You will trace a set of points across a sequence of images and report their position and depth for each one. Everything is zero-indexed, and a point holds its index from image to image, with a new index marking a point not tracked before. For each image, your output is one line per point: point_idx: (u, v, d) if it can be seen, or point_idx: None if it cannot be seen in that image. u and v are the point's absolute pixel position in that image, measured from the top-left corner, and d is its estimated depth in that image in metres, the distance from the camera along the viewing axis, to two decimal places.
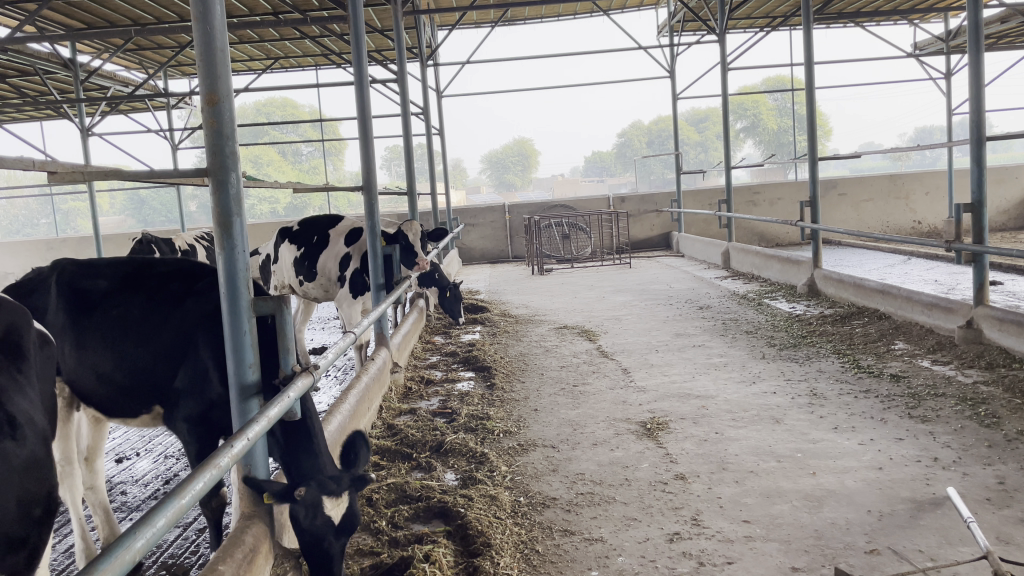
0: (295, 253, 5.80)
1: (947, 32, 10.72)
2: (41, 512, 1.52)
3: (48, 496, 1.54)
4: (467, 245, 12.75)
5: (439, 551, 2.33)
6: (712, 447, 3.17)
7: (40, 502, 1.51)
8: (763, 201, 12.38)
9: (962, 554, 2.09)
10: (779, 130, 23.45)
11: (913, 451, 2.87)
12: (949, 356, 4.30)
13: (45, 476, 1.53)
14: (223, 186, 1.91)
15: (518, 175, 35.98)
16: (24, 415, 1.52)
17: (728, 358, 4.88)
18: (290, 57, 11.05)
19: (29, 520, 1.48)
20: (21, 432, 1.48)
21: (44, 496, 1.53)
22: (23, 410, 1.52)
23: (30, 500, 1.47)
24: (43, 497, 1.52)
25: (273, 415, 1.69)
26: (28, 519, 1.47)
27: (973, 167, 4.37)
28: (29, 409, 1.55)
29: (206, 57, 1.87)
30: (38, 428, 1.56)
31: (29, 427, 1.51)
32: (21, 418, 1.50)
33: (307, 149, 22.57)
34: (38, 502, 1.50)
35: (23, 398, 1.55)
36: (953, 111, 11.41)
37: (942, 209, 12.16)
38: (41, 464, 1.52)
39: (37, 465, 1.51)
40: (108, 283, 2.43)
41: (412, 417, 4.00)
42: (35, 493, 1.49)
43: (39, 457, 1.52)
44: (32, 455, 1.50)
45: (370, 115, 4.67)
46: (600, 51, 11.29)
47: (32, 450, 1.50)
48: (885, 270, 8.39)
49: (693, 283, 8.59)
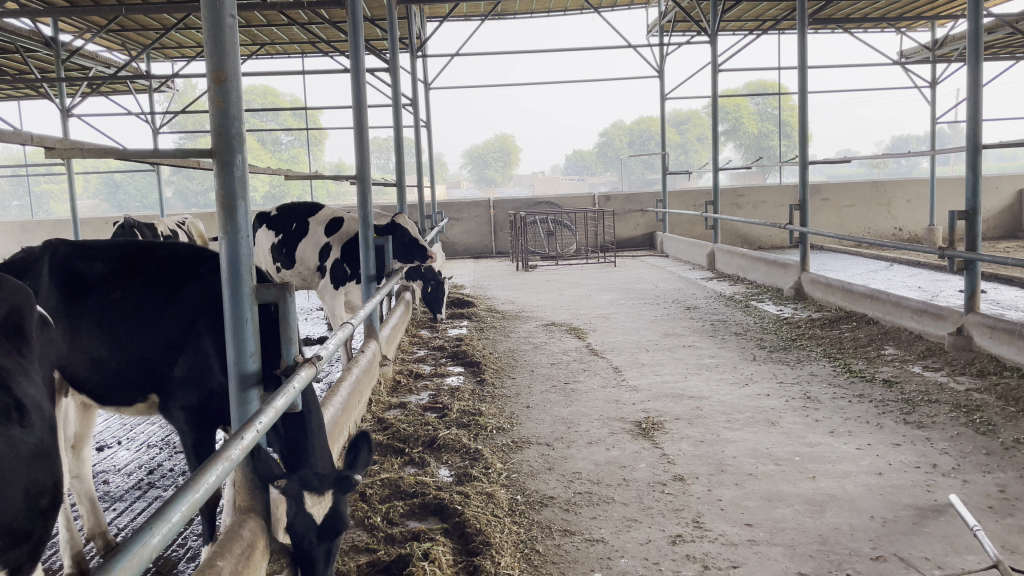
0: (273, 240, 5.71)
1: (935, 41, 10.80)
2: (48, 504, 1.42)
3: (55, 487, 1.45)
4: (451, 239, 12.65)
5: (438, 548, 2.28)
6: (708, 448, 3.14)
7: (48, 493, 1.42)
8: (747, 204, 12.43)
9: (969, 563, 2.08)
10: (760, 134, 23.58)
11: (911, 458, 2.87)
12: (940, 363, 4.32)
13: (52, 466, 1.43)
14: (229, 168, 1.83)
15: (500, 172, 35.71)
16: (31, 402, 1.43)
17: (718, 358, 4.87)
18: (277, 43, 10.85)
19: (35, 513, 1.38)
20: (29, 418, 1.40)
21: (51, 487, 1.43)
22: (30, 396, 1.44)
23: (38, 490, 1.39)
24: (50, 488, 1.43)
25: (279, 406, 1.62)
26: (34, 511, 1.38)
27: (970, 174, 4.38)
28: (36, 396, 1.47)
29: (214, 33, 1.78)
30: (44, 413, 1.47)
31: (36, 414, 1.43)
32: (29, 404, 1.41)
33: (288, 137, 22.32)
34: (45, 492, 1.41)
35: (30, 383, 1.46)
36: (937, 120, 11.53)
37: (923, 217, 12.30)
38: (48, 453, 1.43)
39: (45, 453, 1.42)
40: (104, 267, 2.32)
41: (401, 411, 3.92)
42: (42, 483, 1.40)
43: (47, 446, 1.43)
44: (40, 442, 1.41)
45: (365, 103, 4.57)
46: (590, 49, 11.23)
47: (40, 437, 1.41)
48: (870, 275, 8.45)
49: (678, 283, 8.60)
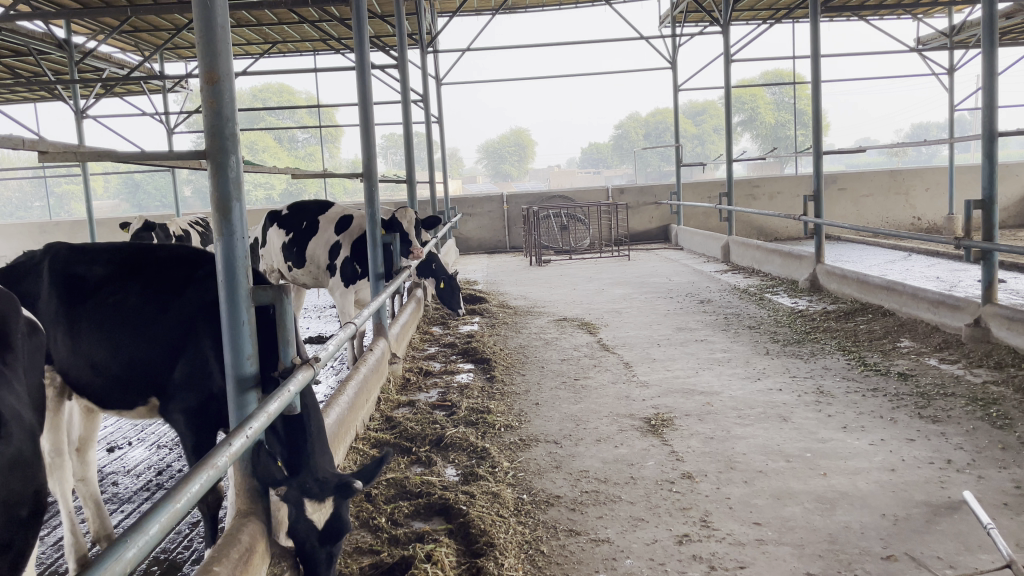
0: (284, 239, 5.72)
1: (953, 27, 10.59)
2: (27, 514, 1.39)
3: (36, 496, 1.42)
4: (465, 234, 12.64)
5: (441, 550, 2.26)
6: (718, 445, 3.10)
7: (27, 502, 1.38)
8: (763, 195, 12.31)
9: (983, 562, 2.03)
10: (777, 124, 23.36)
11: (925, 453, 2.81)
12: (957, 355, 4.23)
13: (32, 475, 1.40)
14: (223, 169, 1.82)
15: (515, 166, 35.68)
16: (10, 411, 1.41)
17: (731, 353, 4.81)
18: (289, 41, 10.86)
19: (14, 522, 1.35)
20: (7, 428, 1.37)
21: (31, 496, 1.40)
22: (8, 405, 1.41)
23: (16, 500, 1.35)
24: (31, 496, 1.40)
25: (272, 410, 1.61)
26: (13, 520, 1.35)
27: (985, 162, 4.29)
28: (15, 404, 1.44)
29: (205, 34, 1.77)
30: (25, 423, 1.44)
31: (15, 423, 1.40)
32: (8, 414, 1.39)
33: (303, 135, 22.44)
34: (25, 501, 1.38)
35: (9, 393, 1.44)
36: (956, 107, 11.32)
37: (942, 206, 12.09)
38: (29, 462, 1.41)
39: (24, 463, 1.39)
40: (102, 270, 2.35)
41: (410, 409, 3.91)
42: (19, 493, 1.37)
43: (27, 454, 1.40)
44: (18, 452, 1.38)
45: (371, 100, 4.55)
46: (601, 40, 11.15)
47: (18, 446, 1.38)
48: (887, 266, 8.32)
49: (693, 276, 8.52)
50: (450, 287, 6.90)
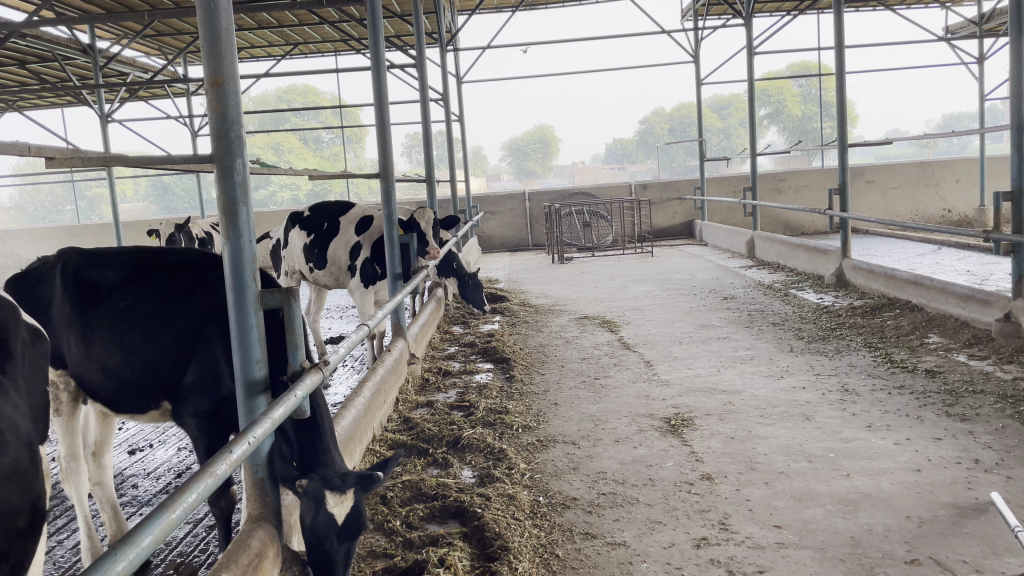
0: (305, 241, 5.75)
1: (981, 15, 10.33)
2: (25, 524, 1.40)
3: (32, 506, 1.42)
4: (487, 232, 12.63)
5: (454, 554, 2.24)
6: (739, 445, 3.04)
7: (24, 513, 1.39)
8: (789, 189, 12.10)
9: (1011, 566, 1.96)
10: (804, 117, 23.02)
11: (953, 453, 2.73)
12: (987, 351, 4.11)
13: (28, 485, 1.41)
14: (229, 172, 1.81)
15: (538, 162, 35.60)
16: (7, 422, 1.41)
17: (754, 351, 4.73)
18: (310, 42, 10.94)
19: (12, 533, 1.36)
20: (4, 438, 1.37)
21: (28, 507, 1.41)
22: (6, 416, 1.41)
23: (13, 511, 1.36)
24: (28, 507, 1.41)
25: (278, 415, 1.60)
26: (10, 532, 1.36)
27: (1014, 152, 4.20)
28: (12, 415, 1.45)
29: (210, 37, 1.76)
30: (23, 434, 1.45)
31: (11, 433, 1.40)
32: (5, 426, 1.39)
33: (327, 135, 22.63)
34: (22, 512, 1.39)
35: (6, 403, 1.44)
36: (987, 96, 11.04)
37: (973, 197, 11.81)
38: (25, 472, 1.41)
39: (20, 473, 1.39)
40: (115, 274, 2.38)
41: (428, 410, 3.90)
42: (17, 505, 1.37)
43: (23, 464, 1.41)
44: (14, 463, 1.38)
45: (387, 99, 4.54)
46: (623, 36, 11.05)
47: (14, 456, 1.38)
48: (916, 260, 8.13)
49: (717, 273, 8.40)
50: (471, 286, 6.88)
